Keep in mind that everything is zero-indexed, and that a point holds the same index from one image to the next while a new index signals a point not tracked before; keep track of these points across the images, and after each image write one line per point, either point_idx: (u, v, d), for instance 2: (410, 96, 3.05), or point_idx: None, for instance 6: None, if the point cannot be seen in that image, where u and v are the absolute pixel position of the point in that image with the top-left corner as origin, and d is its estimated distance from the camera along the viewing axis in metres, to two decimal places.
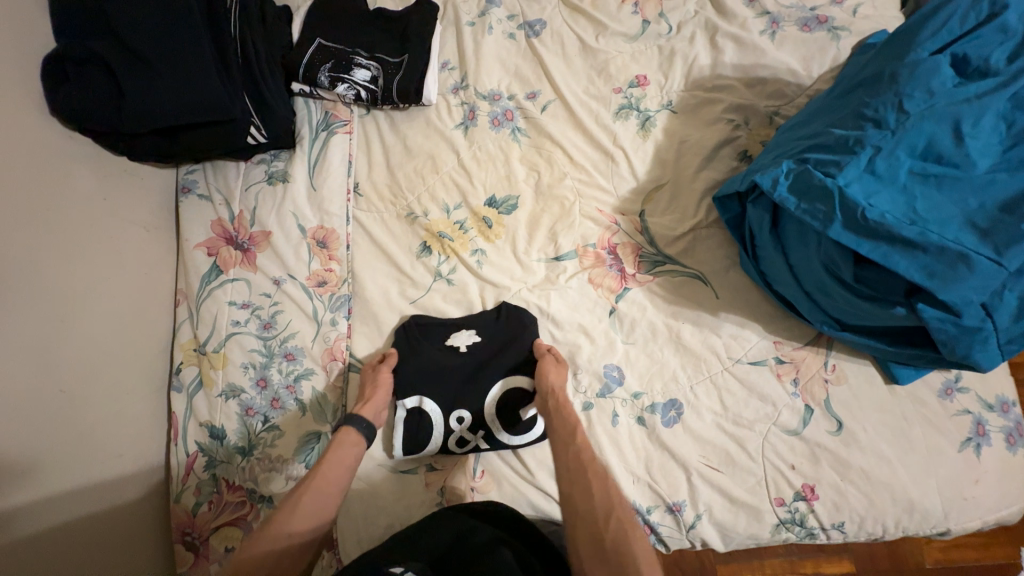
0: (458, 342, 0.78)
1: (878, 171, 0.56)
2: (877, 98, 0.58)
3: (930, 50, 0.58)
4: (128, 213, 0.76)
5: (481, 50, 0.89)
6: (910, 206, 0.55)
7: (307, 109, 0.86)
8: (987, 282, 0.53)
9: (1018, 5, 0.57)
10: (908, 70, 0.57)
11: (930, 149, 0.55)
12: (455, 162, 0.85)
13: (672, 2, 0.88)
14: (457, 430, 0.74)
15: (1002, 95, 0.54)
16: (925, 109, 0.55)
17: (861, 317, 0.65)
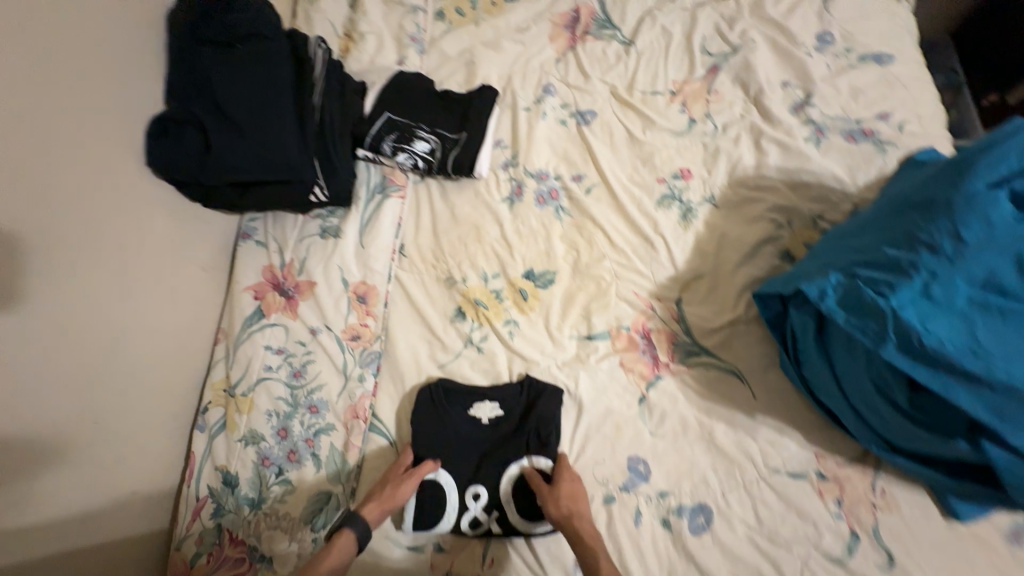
0: (481, 414, 0.77)
1: (934, 296, 0.54)
2: (932, 222, 0.57)
3: (987, 182, 0.58)
4: (188, 253, 0.81)
5: (535, 133, 0.95)
6: (972, 335, 0.53)
7: (367, 172, 0.93)
8: None
9: None
10: (964, 200, 0.56)
11: (992, 280, 0.54)
12: (498, 233, 0.89)
13: (719, 105, 0.93)
14: (471, 509, 0.71)
15: None
16: (983, 240, 0.54)
17: (918, 445, 0.61)
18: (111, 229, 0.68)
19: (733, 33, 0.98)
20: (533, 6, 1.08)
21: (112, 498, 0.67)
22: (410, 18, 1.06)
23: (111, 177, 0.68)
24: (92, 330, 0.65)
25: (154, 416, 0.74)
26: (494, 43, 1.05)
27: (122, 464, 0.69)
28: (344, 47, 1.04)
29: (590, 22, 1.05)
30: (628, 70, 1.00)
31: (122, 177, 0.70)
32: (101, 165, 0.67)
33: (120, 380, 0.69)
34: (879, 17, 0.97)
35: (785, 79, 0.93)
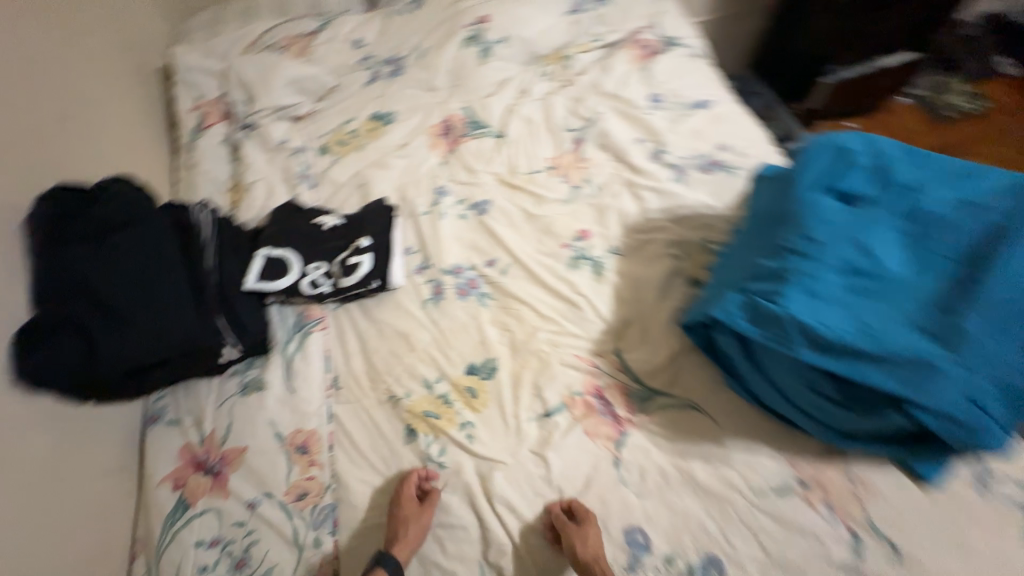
0: (325, 222, 0.97)
1: (818, 292, 0.59)
2: (787, 229, 0.65)
3: (813, 184, 0.68)
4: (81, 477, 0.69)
5: (440, 233, 1.01)
6: (861, 319, 0.56)
7: (281, 314, 0.89)
8: (962, 387, 0.52)
9: (877, 142, 0.69)
10: (802, 205, 0.65)
11: (854, 263, 0.60)
12: (428, 338, 0.88)
13: (594, 169, 1.05)
14: (311, 275, 0.90)
15: (886, 212, 0.63)
16: (829, 233, 0.62)
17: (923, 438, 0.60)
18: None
19: (583, 109, 1.15)
20: (408, 125, 1.20)
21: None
22: (296, 159, 1.12)
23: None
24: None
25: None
26: (381, 163, 1.13)
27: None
28: (236, 200, 1.06)
29: (464, 127, 1.19)
30: (507, 158, 1.12)
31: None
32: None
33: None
34: (691, 73, 1.19)
35: (638, 136, 1.09)
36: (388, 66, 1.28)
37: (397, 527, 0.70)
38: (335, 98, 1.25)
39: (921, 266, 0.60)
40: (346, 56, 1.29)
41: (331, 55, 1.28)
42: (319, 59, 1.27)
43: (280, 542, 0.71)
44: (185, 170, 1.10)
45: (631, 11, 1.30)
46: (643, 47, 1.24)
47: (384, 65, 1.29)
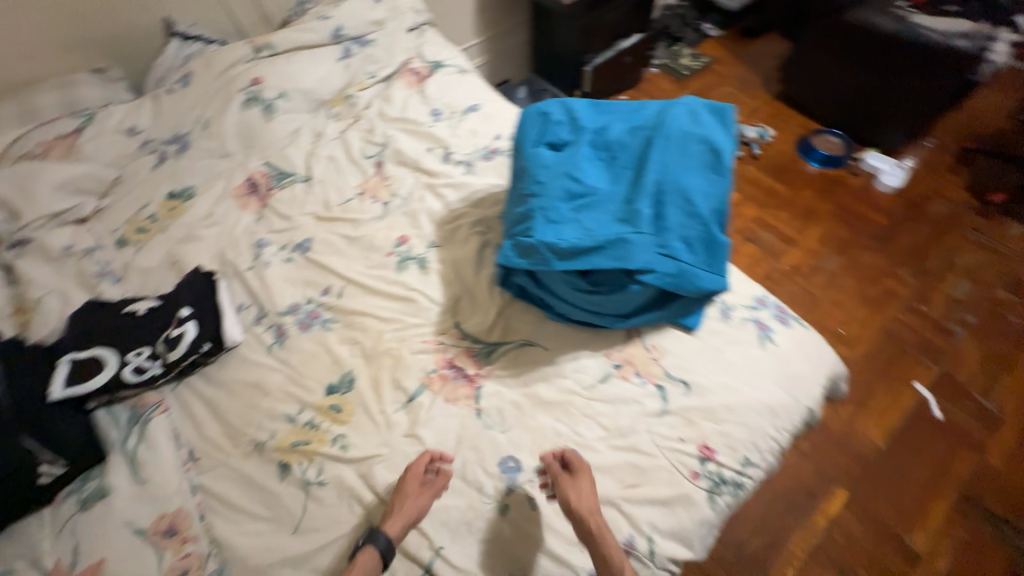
0: (137, 307, 0.94)
1: (551, 218, 0.78)
2: (524, 181, 0.84)
3: (534, 143, 0.88)
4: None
5: (268, 281, 1.03)
6: (582, 226, 0.77)
7: (110, 415, 0.84)
8: (648, 249, 0.75)
9: (567, 101, 0.92)
10: (528, 162, 0.85)
11: (569, 188, 0.81)
12: (281, 377, 0.90)
13: (397, 185, 1.18)
14: (132, 361, 0.86)
15: (582, 147, 0.85)
16: (549, 174, 0.82)
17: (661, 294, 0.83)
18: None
19: (376, 137, 1.29)
20: (211, 194, 1.20)
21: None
22: (90, 260, 1.06)
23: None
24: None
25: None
26: (190, 237, 1.12)
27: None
28: (22, 322, 0.96)
29: (269, 180, 1.23)
30: (318, 196, 1.19)
31: None
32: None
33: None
34: (459, 87, 1.40)
35: (428, 147, 1.25)
36: (173, 145, 1.27)
37: (400, 502, 0.74)
38: (121, 189, 1.20)
39: (612, 177, 0.83)
40: (123, 145, 1.25)
41: (104, 147, 1.22)
42: (89, 155, 1.20)
43: None
44: None
45: (395, 46, 1.47)
46: (413, 74, 1.43)
47: (169, 144, 1.27)
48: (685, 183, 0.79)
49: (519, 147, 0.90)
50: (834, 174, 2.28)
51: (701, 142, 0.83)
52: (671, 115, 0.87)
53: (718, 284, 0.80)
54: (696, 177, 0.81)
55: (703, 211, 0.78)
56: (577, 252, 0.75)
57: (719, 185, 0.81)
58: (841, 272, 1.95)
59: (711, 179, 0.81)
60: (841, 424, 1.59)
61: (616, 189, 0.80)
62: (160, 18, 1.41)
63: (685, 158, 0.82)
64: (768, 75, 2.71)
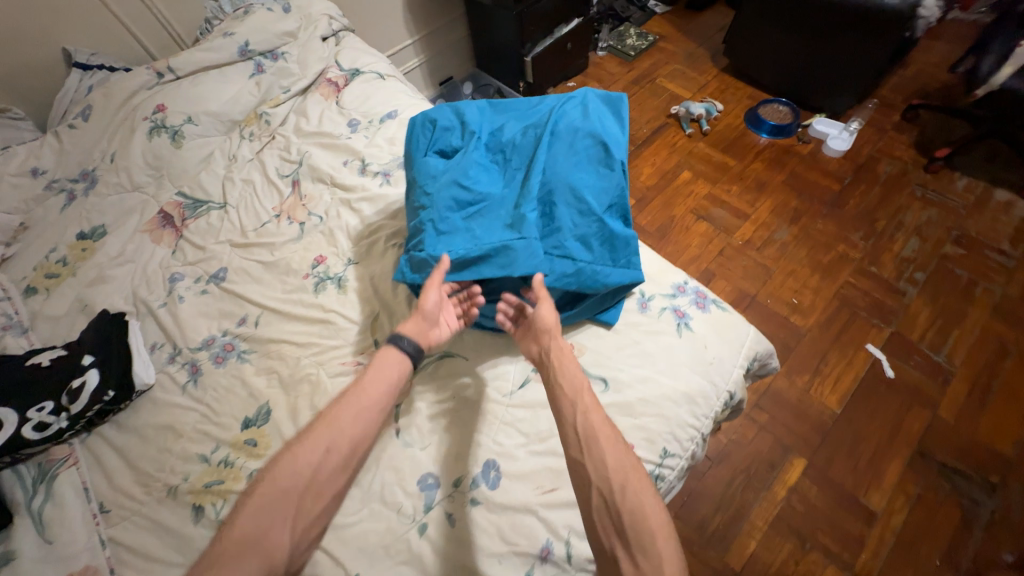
0: (41, 359, 0.90)
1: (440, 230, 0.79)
2: (416, 194, 0.85)
3: (425, 154, 0.89)
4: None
5: (180, 318, 1.00)
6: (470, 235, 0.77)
7: (13, 475, 0.81)
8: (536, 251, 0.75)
9: (457, 107, 0.92)
10: (419, 173, 0.86)
11: (458, 198, 0.81)
12: (195, 416, 0.88)
13: (313, 203, 1.15)
14: (36, 419, 0.83)
15: (471, 153, 0.85)
16: (437, 185, 0.82)
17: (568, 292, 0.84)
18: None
19: (292, 154, 1.24)
20: (122, 231, 1.16)
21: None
22: None
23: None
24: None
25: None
26: (100, 278, 1.08)
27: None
28: None
29: (183, 211, 1.18)
30: (234, 222, 1.16)
31: None
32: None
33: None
34: (377, 93, 1.35)
35: (345, 160, 1.21)
36: (81, 182, 1.22)
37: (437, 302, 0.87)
38: (28, 236, 1.16)
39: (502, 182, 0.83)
40: (28, 188, 1.20)
41: (7, 194, 1.18)
42: None
43: None
44: None
45: (309, 55, 1.40)
46: (330, 84, 1.37)
47: (77, 181, 1.22)
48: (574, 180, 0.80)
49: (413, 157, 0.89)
50: (783, 143, 2.27)
51: (591, 137, 0.83)
52: (561, 111, 0.87)
53: (620, 277, 0.81)
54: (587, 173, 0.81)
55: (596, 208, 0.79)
56: (468, 263, 0.77)
57: (611, 181, 0.82)
58: (793, 242, 1.96)
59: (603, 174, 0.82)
60: (799, 394, 1.61)
61: (506, 194, 0.80)
62: (58, 48, 1.34)
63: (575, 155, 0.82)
64: (715, 49, 2.68)
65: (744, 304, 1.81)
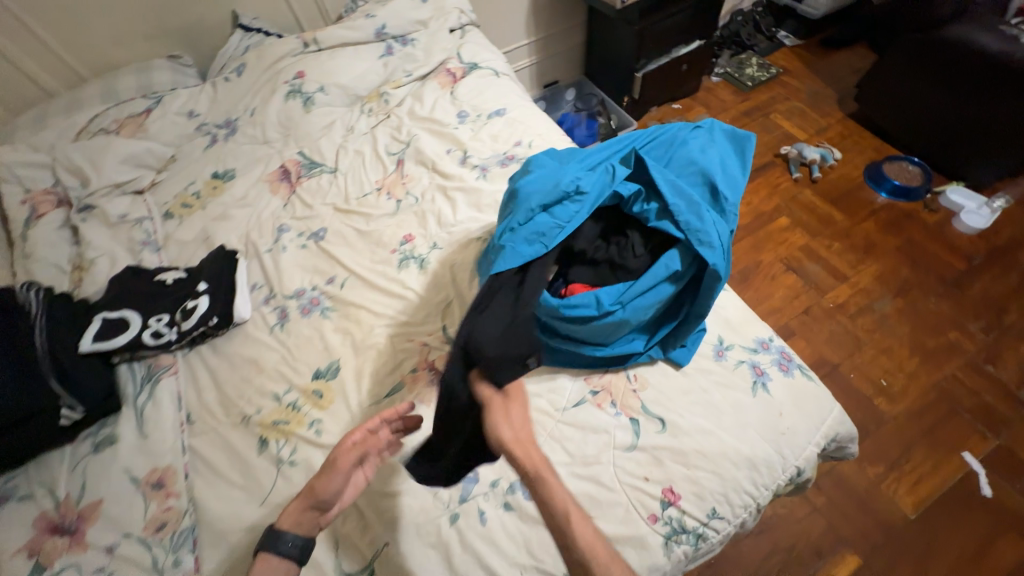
0: (166, 277, 1.04)
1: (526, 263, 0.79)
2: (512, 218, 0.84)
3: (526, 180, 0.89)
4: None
5: (280, 265, 1.11)
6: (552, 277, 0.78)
7: (130, 371, 0.95)
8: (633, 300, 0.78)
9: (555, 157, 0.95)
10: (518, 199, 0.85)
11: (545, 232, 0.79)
12: (277, 358, 0.97)
13: (413, 184, 1.22)
14: (152, 327, 0.96)
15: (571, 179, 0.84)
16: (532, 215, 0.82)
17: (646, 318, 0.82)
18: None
19: (402, 134, 1.32)
20: (249, 177, 1.29)
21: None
22: (139, 229, 1.19)
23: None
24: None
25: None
26: (225, 216, 1.22)
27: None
28: (77, 278, 1.10)
29: (300, 169, 1.30)
30: (341, 188, 1.25)
31: None
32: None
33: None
34: (490, 89, 1.40)
35: (448, 148, 1.27)
36: (224, 129, 1.38)
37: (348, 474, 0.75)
38: (176, 167, 1.33)
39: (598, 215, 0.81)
40: (182, 126, 1.38)
41: (167, 128, 1.35)
42: (153, 134, 1.33)
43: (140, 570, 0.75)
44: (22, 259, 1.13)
45: (434, 43, 1.49)
46: (449, 74, 1.44)
47: (221, 127, 1.38)
48: (684, 213, 0.76)
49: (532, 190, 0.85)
50: (905, 206, 2.04)
51: (705, 175, 0.80)
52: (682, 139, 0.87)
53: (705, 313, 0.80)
54: (698, 212, 0.77)
55: (704, 240, 0.75)
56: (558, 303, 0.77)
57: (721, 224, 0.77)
58: (896, 316, 1.75)
59: (714, 216, 0.78)
60: (867, 484, 1.44)
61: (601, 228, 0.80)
62: (230, 9, 1.52)
63: (683, 188, 0.78)
64: (845, 91, 2.45)
65: (821, 372, 1.66)
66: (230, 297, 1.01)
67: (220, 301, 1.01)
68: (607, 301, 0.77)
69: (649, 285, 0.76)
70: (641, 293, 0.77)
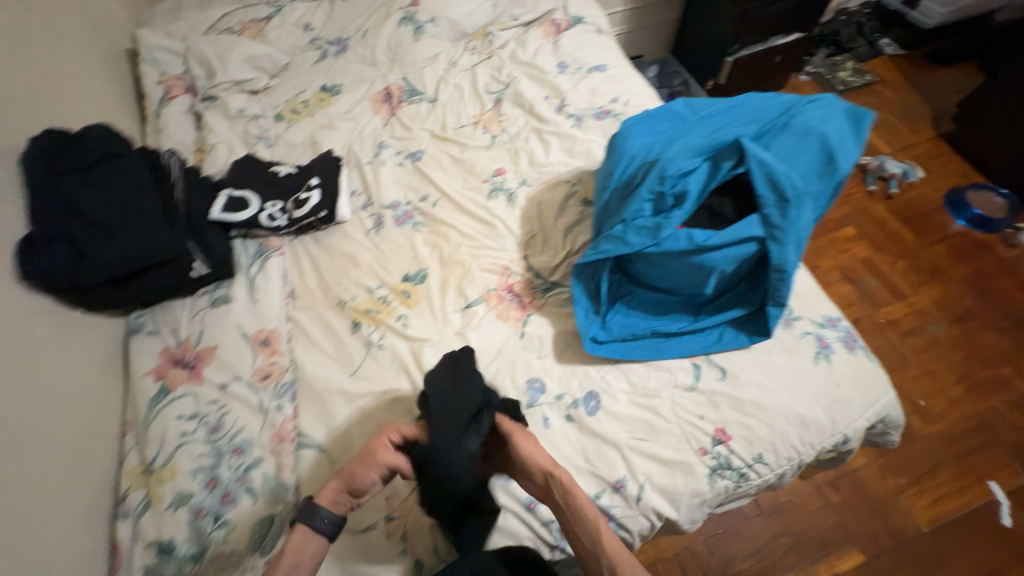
0: (280, 169, 1.14)
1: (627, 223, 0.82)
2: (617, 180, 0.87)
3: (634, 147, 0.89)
4: (57, 364, 0.81)
5: (379, 176, 1.19)
6: (654, 234, 0.80)
7: (243, 246, 1.06)
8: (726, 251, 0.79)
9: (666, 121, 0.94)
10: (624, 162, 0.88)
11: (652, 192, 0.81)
12: (371, 257, 1.06)
13: (509, 123, 1.27)
14: (268, 211, 1.06)
15: (683, 143, 0.83)
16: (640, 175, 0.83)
17: (734, 273, 0.84)
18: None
19: (503, 76, 1.36)
20: (354, 94, 1.37)
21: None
22: (254, 124, 1.28)
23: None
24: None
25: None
26: (330, 126, 1.30)
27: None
28: (199, 159, 1.21)
29: (402, 94, 1.36)
30: (439, 116, 1.32)
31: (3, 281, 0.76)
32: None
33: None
34: (592, 45, 1.42)
35: (546, 95, 1.31)
36: (335, 46, 1.45)
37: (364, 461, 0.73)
38: (287, 74, 1.41)
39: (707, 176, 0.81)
40: (298, 38, 1.46)
41: (284, 37, 1.43)
42: (272, 41, 1.42)
43: (249, 407, 0.87)
44: (153, 134, 1.24)
45: None
46: (554, 24, 1.46)
47: (332, 44, 1.45)
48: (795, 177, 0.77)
49: (637, 157, 0.87)
50: (980, 237, 1.97)
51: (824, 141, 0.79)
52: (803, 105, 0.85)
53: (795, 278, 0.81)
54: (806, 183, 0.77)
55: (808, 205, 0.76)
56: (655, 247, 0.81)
57: (825, 194, 0.79)
58: (948, 342, 1.73)
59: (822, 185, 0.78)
60: (886, 493, 1.47)
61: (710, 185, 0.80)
62: None
63: (796, 155, 0.79)
64: (942, 110, 2.34)
65: None
66: (335, 196, 1.10)
67: (327, 198, 1.10)
68: (698, 239, 0.79)
69: (742, 234, 0.78)
70: (732, 241, 0.79)
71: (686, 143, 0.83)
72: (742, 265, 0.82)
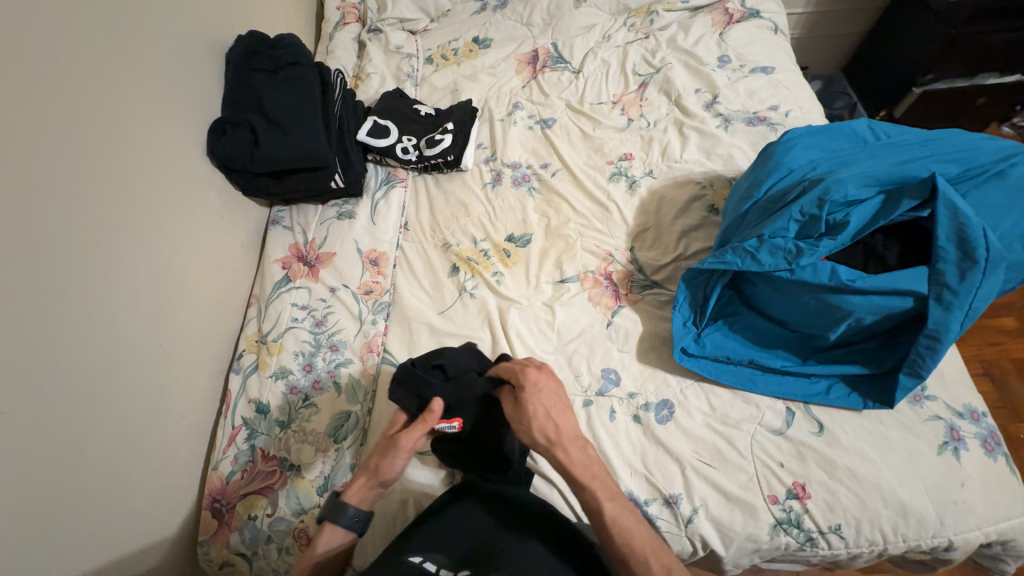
0: (421, 108, 1.21)
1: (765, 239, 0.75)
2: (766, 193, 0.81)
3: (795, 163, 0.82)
4: (214, 232, 0.95)
5: (507, 134, 1.20)
6: (791, 258, 0.74)
7: (374, 171, 1.16)
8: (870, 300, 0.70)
9: (839, 143, 0.85)
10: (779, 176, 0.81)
11: (805, 214, 0.73)
12: (481, 210, 1.10)
13: (649, 109, 1.21)
14: (402, 143, 1.13)
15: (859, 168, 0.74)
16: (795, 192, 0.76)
17: (871, 326, 0.75)
18: (68, 177, 0.65)
19: (656, 59, 1.29)
20: (502, 51, 1.38)
21: (166, 442, 0.78)
22: (406, 62, 1.35)
23: (141, 164, 0.78)
24: (19, 319, 0.57)
25: (154, 395, 0.76)
26: (473, 77, 1.34)
27: (160, 425, 0.77)
28: (354, 84, 1.32)
29: (547, 59, 1.35)
30: (579, 88, 1.29)
31: (189, 152, 0.90)
32: (121, 144, 0.74)
33: (52, 365, 0.61)
34: (764, 43, 1.29)
35: (697, 88, 1.23)
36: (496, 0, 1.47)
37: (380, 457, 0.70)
38: (446, 20, 1.46)
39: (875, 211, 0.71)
40: None
41: None
42: None
43: (349, 314, 0.96)
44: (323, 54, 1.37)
45: None
46: (725, 13, 1.35)
47: None
48: (993, 237, 0.65)
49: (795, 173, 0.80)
50: None
51: None
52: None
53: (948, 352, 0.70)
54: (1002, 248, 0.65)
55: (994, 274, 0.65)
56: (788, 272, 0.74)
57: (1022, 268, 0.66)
58: None
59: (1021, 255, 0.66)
60: None
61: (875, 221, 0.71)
62: None
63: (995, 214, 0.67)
64: None
65: None
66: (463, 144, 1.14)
67: (456, 143, 1.14)
68: (843, 276, 0.71)
69: (899, 286, 0.69)
70: (887, 288, 0.70)
71: (862, 169, 0.73)
72: (886, 319, 0.72)
